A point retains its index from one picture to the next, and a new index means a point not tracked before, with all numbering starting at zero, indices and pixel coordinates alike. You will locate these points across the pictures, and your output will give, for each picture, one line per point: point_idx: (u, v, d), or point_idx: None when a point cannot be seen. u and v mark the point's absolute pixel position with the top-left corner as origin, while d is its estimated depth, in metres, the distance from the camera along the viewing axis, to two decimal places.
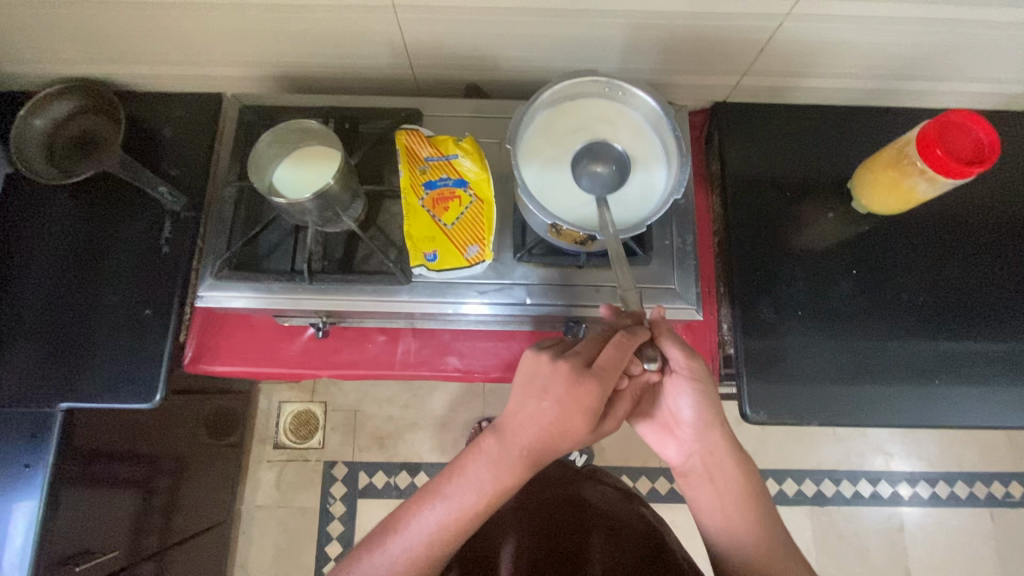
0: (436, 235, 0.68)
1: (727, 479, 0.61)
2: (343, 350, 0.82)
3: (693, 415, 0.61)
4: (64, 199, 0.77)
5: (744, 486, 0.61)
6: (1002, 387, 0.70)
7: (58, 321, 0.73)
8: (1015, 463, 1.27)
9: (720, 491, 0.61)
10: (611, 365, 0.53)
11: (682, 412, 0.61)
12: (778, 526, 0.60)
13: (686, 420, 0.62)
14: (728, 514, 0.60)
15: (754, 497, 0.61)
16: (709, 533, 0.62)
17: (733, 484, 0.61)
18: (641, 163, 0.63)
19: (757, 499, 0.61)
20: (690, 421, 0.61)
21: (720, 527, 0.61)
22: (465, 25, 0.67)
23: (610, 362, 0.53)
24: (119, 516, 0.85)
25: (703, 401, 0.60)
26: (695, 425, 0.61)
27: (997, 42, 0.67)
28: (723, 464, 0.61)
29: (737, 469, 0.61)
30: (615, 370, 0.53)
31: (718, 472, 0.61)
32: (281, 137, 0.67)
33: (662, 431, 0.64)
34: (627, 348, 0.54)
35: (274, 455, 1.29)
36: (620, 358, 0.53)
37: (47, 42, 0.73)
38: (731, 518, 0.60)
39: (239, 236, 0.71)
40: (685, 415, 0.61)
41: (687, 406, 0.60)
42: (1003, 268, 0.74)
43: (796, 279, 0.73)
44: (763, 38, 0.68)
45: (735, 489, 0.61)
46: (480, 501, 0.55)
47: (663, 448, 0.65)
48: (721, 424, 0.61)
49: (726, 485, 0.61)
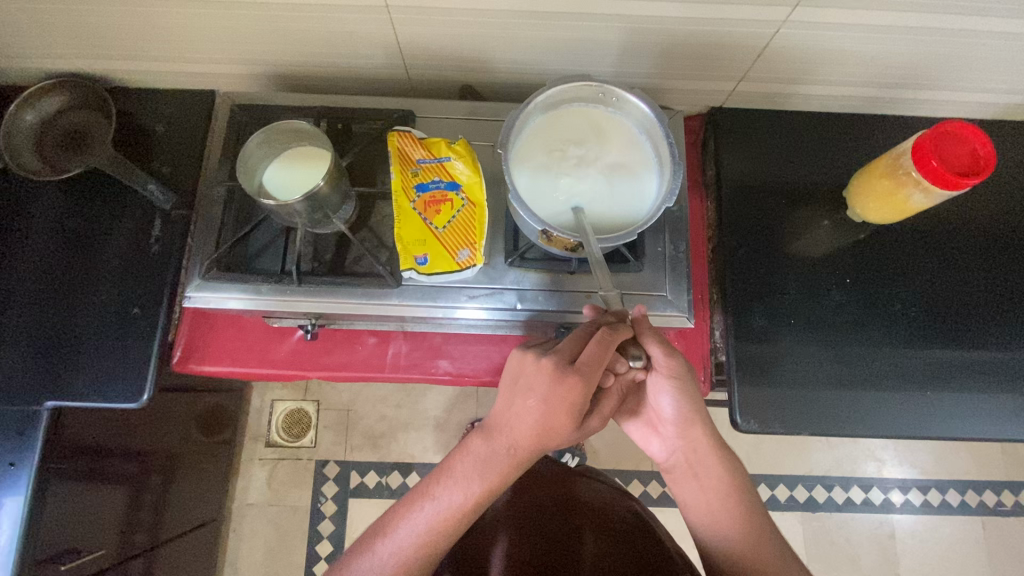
0: (427, 239, 0.67)
1: (711, 474, 0.61)
2: (332, 352, 0.82)
3: (674, 412, 0.60)
4: (55, 196, 0.77)
5: (728, 481, 0.61)
6: (992, 398, 0.70)
7: (46, 320, 0.73)
8: (1008, 472, 1.27)
9: (704, 488, 0.61)
10: (593, 359, 0.52)
11: (665, 409, 0.60)
12: (767, 520, 0.60)
13: (667, 417, 0.61)
14: (713, 511, 0.60)
15: (739, 491, 0.61)
16: (697, 527, 0.62)
17: (717, 479, 0.61)
18: (634, 169, 0.62)
19: (743, 492, 0.61)
20: (672, 419, 0.61)
21: (706, 522, 0.60)
22: (459, 26, 0.66)
23: (593, 358, 0.52)
24: (107, 513, 0.84)
25: (685, 399, 0.59)
26: (676, 422, 0.61)
27: (996, 53, 0.67)
28: (707, 460, 0.61)
29: (723, 464, 0.61)
30: (598, 365, 0.52)
31: (701, 466, 0.61)
32: (270, 137, 0.66)
33: (647, 428, 0.64)
34: (609, 343, 0.53)
35: (266, 454, 1.29)
36: (601, 353, 0.52)
37: (37, 36, 0.72)
38: (716, 513, 0.60)
39: (228, 236, 0.70)
40: (666, 412, 0.61)
41: (667, 403, 0.60)
42: (997, 277, 0.74)
43: (790, 287, 0.73)
44: (758, 44, 0.67)
45: (720, 484, 0.61)
46: (469, 501, 0.54)
47: (648, 445, 0.65)
48: (703, 421, 0.60)
49: (710, 481, 0.61)
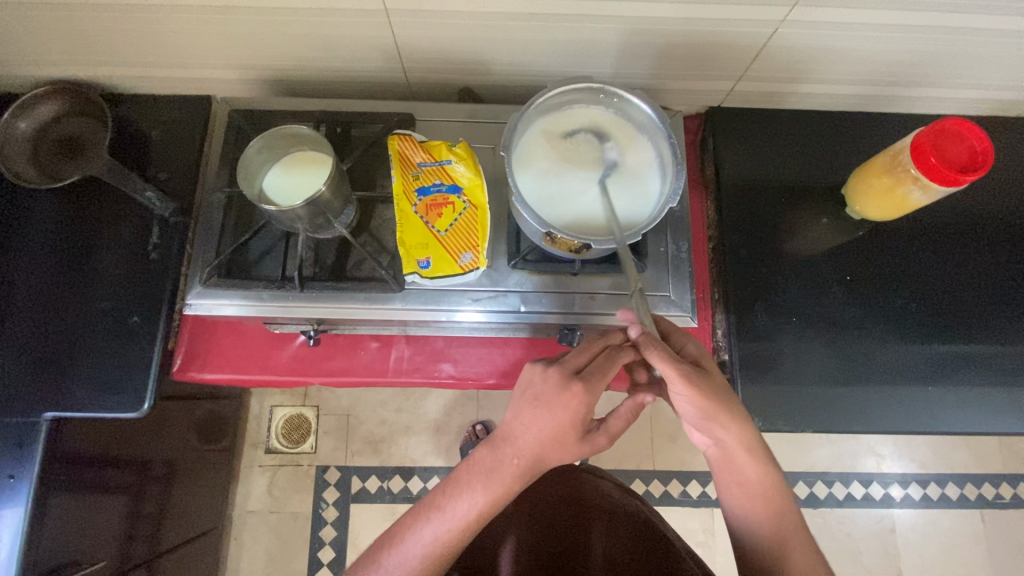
0: (429, 243, 0.67)
1: (744, 476, 0.56)
2: (334, 357, 0.82)
3: (695, 410, 0.55)
4: (52, 204, 0.76)
5: (763, 482, 0.56)
6: (993, 391, 0.70)
7: (43, 330, 0.72)
8: (1005, 465, 1.28)
9: (738, 486, 0.57)
10: (596, 371, 0.55)
11: (686, 407, 0.56)
12: (801, 522, 0.57)
13: (689, 415, 0.56)
14: (748, 509, 0.57)
15: (773, 490, 0.57)
16: (734, 528, 0.58)
17: (751, 478, 0.56)
18: (636, 170, 0.62)
19: (777, 491, 0.56)
20: (694, 417, 0.56)
21: (741, 520, 0.57)
22: (459, 28, 0.66)
23: (596, 369, 0.56)
24: (107, 524, 0.83)
25: (702, 399, 0.54)
26: (699, 421, 0.56)
27: (992, 49, 0.67)
28: (737, 460, 0.56)
29: (755, 464, 0.56)
30: (600, 378, 0.55)
31: (734, 467, 0.56)
32: (269, 142, 0.65)
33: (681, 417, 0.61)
34: (613, 358, 0.57)
35: (266, 460, 1.28)
36: (604, 366, 0.56)
37: (31, 43, 0.71)
38: (749, 512, 0.56)
39: (228, 242, 0.70)
40: (687, 411, 0.56)
41: (687, 402, 0.55)
42: (996, 271, 0.75)
43: (792, 285, 0.73)
44: (757, 44, 0.68)
45: (752, 482, 0.56)
46: (473, 511, 0.54)
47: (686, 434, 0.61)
48: (728, 420, 0.55)
49: (744, 479, 0.56)
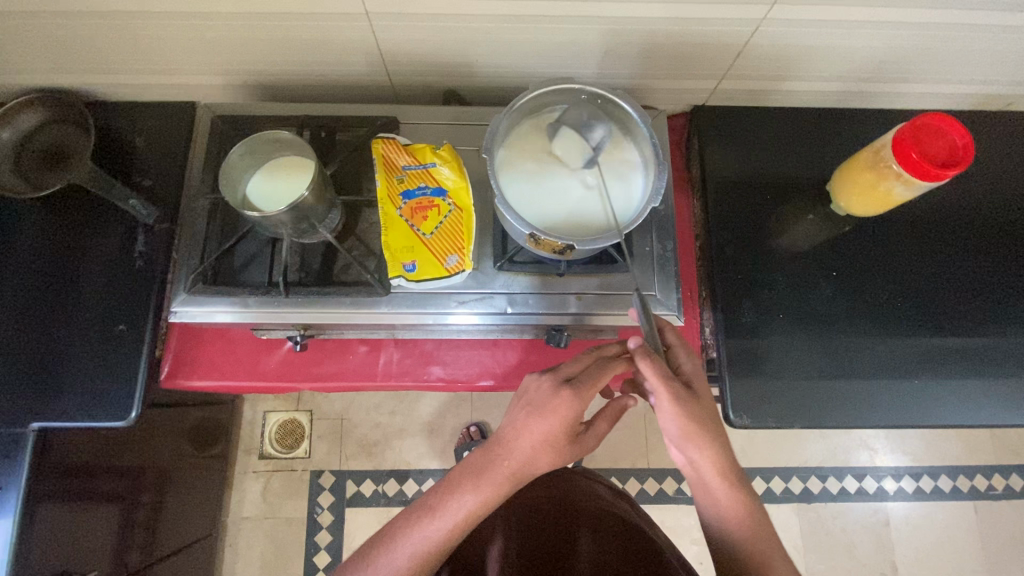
0: (415, 245, 0.67)
1: (719, 496, 0.56)
2: (323, 362, 0.81)
3: (676, 427, 0.55)
4: (37, 213, 0.75)
5: (739, 502, 0.56)
6: (978, 384, 0.71)
7: (28, 340, 0.71)
8: (997, 455, 1.29)
9: (715, 504, 0.56)
10: (586, 380, 0.55)
11: (669, 424, 0.56)
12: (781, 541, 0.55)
13: (671, 432, 0.56)
14: (723, 529, 0.56)
15: (749, 510, 0.56)
16: (710, 544, 0.58)
17: (728, 497, 0.56)
18: (618, 169, 0.62)
19: (754, 512, 0.56)
20: (676, 435, 0.56)
21: (717, 540, 0.57)
22: (441, 31, 0.66)
23: (587, 378, 0.56)
24: (98, 533, 0.83)
25: (684, 416, 0.54)
26: (680, 439, 0.56)
27: (971, 44, 0.68)
28: (716, 479, 0.56)
29: (729, 486, 0.56)
30: (592, 386, 0.55)
31: (712, 485, 0.56)
32: (253, 148, 0.65)
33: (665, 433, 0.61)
34: (603, 366, 0.57)
35: (260, 466, 1.28)
36: (595, 374, 0.56)
37: (12, 53, 0.71)
38: (725, 532, 0.56)
39: (214, 247, 0.70)
40: (670, 428, 0.56)
41: (669, 419, 0.55)
42: (980, 264, 0.75)
43: (778, 282, 0.74)
44: (739, 42, 0.68)
45: (729, 501, 0.56)
46: (463, 512, 0.54)
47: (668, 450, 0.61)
48: (709, 438, 0.55)
49: (721, 498, 0.56)
